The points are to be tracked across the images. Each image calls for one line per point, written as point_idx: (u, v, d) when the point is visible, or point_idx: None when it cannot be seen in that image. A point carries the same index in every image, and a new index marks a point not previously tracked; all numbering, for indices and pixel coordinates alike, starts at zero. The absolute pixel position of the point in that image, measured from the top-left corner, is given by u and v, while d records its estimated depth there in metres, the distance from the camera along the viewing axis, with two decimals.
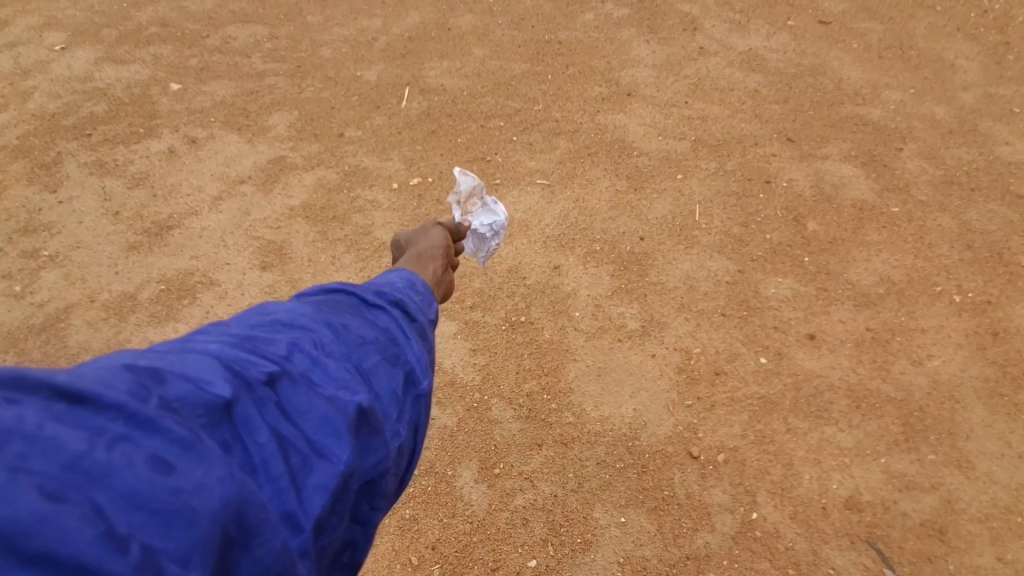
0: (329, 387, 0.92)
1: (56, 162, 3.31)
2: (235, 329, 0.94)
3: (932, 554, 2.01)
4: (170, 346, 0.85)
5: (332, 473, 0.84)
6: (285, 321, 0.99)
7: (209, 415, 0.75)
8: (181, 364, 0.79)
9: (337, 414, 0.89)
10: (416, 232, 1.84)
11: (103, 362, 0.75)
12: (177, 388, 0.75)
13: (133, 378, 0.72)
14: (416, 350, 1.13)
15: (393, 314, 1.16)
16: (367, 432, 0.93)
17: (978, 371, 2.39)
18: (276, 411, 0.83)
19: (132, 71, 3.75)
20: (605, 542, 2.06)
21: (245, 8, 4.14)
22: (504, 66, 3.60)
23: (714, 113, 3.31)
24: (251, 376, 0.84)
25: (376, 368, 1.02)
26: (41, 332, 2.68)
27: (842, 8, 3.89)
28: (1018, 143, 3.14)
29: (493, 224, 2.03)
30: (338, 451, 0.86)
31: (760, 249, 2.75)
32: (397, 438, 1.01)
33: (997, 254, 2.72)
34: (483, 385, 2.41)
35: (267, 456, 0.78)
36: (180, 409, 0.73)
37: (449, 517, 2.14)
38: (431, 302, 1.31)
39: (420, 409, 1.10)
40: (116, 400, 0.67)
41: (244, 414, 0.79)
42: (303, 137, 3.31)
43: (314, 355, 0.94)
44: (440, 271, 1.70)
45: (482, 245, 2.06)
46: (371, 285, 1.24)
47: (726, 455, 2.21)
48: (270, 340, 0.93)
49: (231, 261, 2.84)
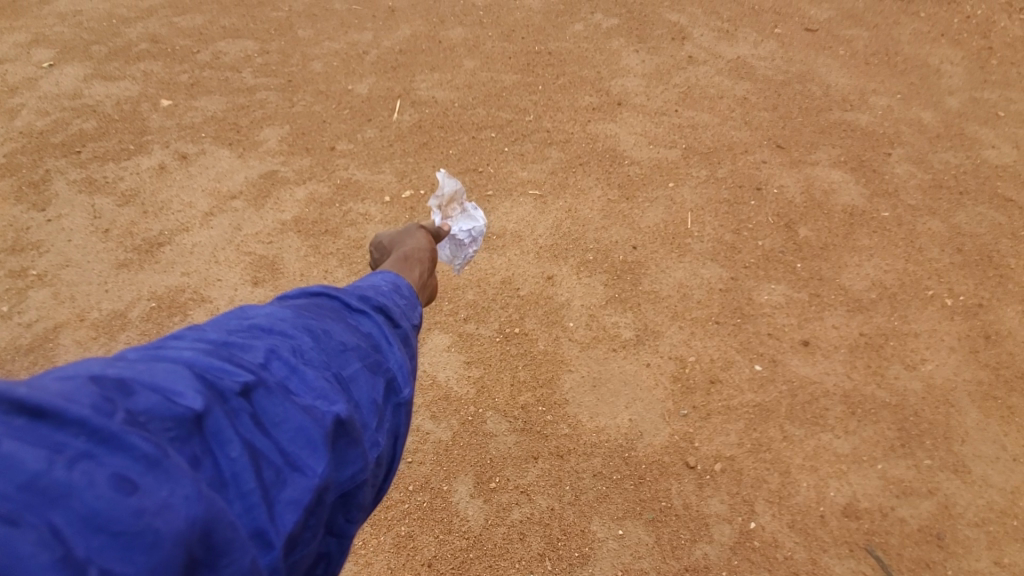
0: (306, 396, 0.91)
1: (44, 180, 3.29)
2: (211, 334, 0.93)
3: (930, 560, 2.00)
4: (143, 353, 0.84)
5: (306, 487, 0.83)
6: (264, 326, 0.99)
7: (179, 428, 0.74)
8: (152, 373, 0.78)
9: (314, 425, 0.88)
10: (399, 234, 1.84)
11: (69, 372, 0.74)
12: (145, 400, 0.73)
13: (99, 392, 0.70)
14: (397, 357, 1.13)
15: (376, 320, 1.16)
16: (344, 443, 0.93)
17: (971, 374, 2.40)
18: (251, 422, 0.82)
19: (121, 88, 3.74)
20: (603, 555, 2.05)
21: (235, 23, 4.14)
22: (494, 78, 3.61)
23: (704, 121, 3.32)
24: (225, 385, 0.82)
25: (356, 376, 1.02)
26: (29, 353, 2.66)
27: (828, 16, 3.92)
28: (1004, 146, 3.17)
29: (472, 230, 2.03)
30: (313, 464, 0.85)
31: (752, 256, 2.75)
32: (375, 448, 1.01)
33: (987, 256, 2.73)
34: (477, 398, 2.40)
35: (238, 470, 0.77)
36: (148, 422, 0.71)
37: (445, 534, 2.12)
38: (415, 307, 1.32)
39: (399, 417, 1.10)
40: (80, 414, 0.65)
41: (216, 426, 0.78)
42: (294, 151, 3.30)
43: (292, 363, 0.94)
44: (426, 275, 1.69)
45: (457, 253, 2.06)
46: (354, 288, 1.24)
47: (722, 463, 2.20)
48: (248, 347, 0.92)
49: (222, 278, 2.83)
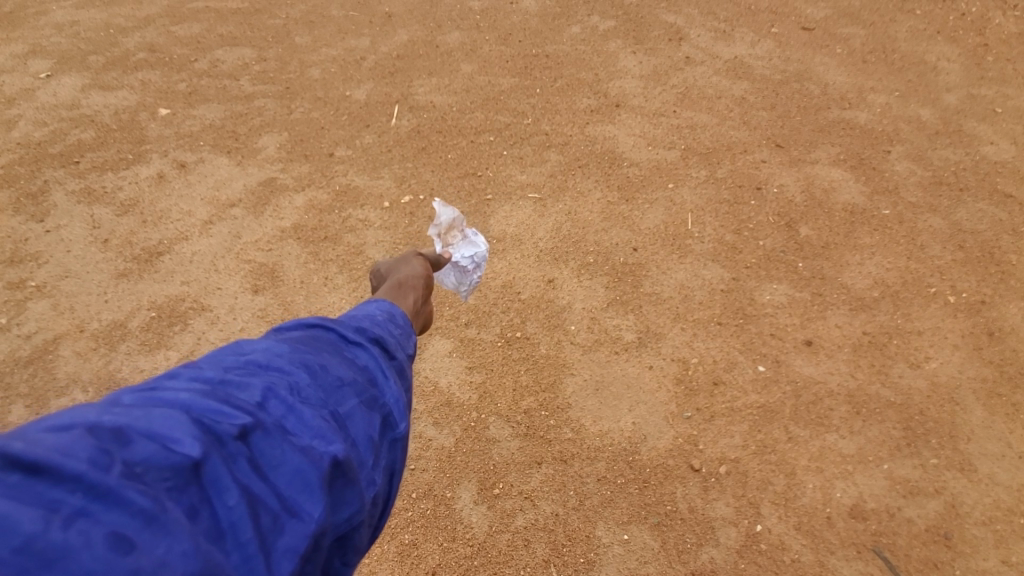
0: (303, 436, 0.90)
1: (42, 191, 3.29)
2: (208, 372, 0.92)
3: (938, 561, 1.99)
4: (138, 395, 0.83)
5: (302, 534, 0.82)
6: (260, 363, 0.98)
7: (176, 477, 0.73)
8: (148, 420, 0.77)
9: (311, 467, 0.87)
10: (395, 262, 1.84)
11: (64, 420, 0.73)
12: (142, 450, 0.72)
13: (96, 443, 0.69)
14: (393, 391, 1.13)
15: (372, 353, 1.16)
16: (341, 484, 0.92)
17: (975, 372, 2.38)
18: (248, 466, 0.81)
19: (119, 97, 3.74)
20: (608, 560, 2.03)
21: (233, 31, 4.14)
22: (492, 81, 3.60)
23: (702, 121, 3.32)
24: (222, 429, 0.81)
25: (352, 413, 1.01)
26: (28, 365, 2.65)
27: (825, 14, 3.92)
28: (1002, 142, 3.16)
29: (475, 256, 2.01)
30: (310, 509, 0.84)
31: (753, 256, 2.74)
32: (372, 487, 1.00)
33: (989, 253, 2.72)
34: (480, 404, 2.39)
35: (235, 519, 0.76)
36: (146, 473, 0.71)
37: (449, 541, 2.11)
38: (409, 336, 1.33)
39: (396, 452, 1.09)
40: (76, 470, 0.64)
41: (213, 474, 0.77)
42: (293, 158, 3.29)
43: (290, 402, 0.93)
44: (419, 302, 1.68)
45: (463, 279, 2.04)
46: (350, 319, 1.24)
47: (727, 466, 2.19)
48: (244, 385, 0.91)
49: (222, 286, 2.82)
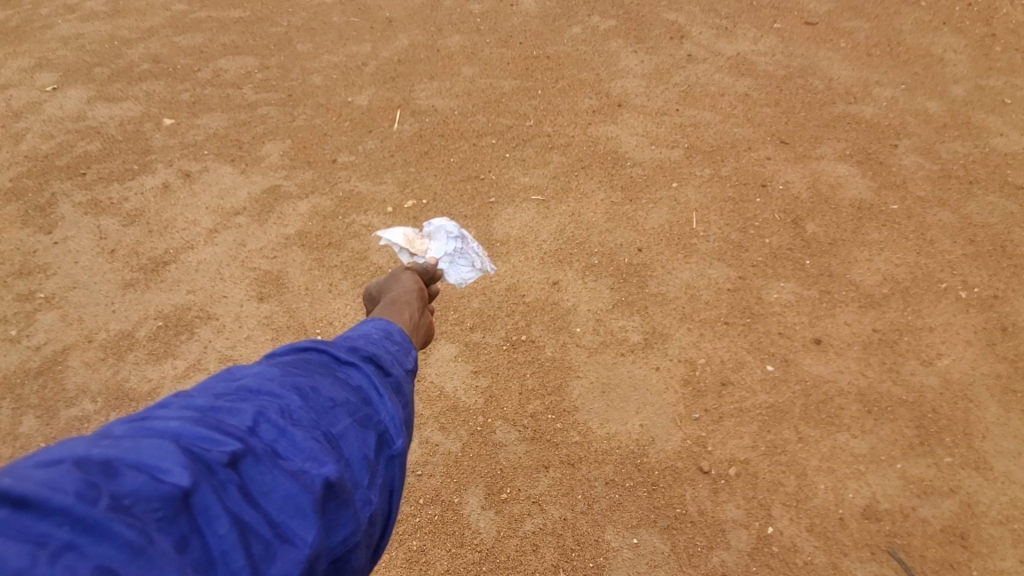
0: (295, 460, 0.88)
1: (50, 203, 3.29)
2: (198, 400, 0.90)
3: (955, 562, 1.95)
4: (128, 426, 0.81)
5: (296, 559, 0.80)
6: (252, 387, 0.96)
7: (165, 508, 0.71)
8: (137, 451, 0.75)
9: (303, 492, 0.85)
10: (387, 279, 1.83)
11: (52, 455, 0.71)
12: (130, 482, 0.71)
13: (83, 477, 0.68)
14: (388, 408, 1.11)
15: (366, 371, 1.14)
16: (335, 506, 0.90)
17: (989, 368, 2.34)
18: (238, 494, 0.79)
19: (124, 108, 3.75)
20: (617, 565, 2.01)
21: (235, 40, 4.15)
22: (493, 84, 3.59)
23: (706, 120, 3.29)
24: (212, 457, 0.80)
25: (346, 433, 1.00)
26: (37, 376, 2.65)
27: (828, 8, 3.88)
28: (1012, 133, 3.11)
29: (451, 234, 1.92)
30: (303, 533, 0.82)
31: (760, 255, 2.71)
32: (368, 507, 0.98)
33: (1000, 246, 2.68)
34: (486, 408, 2.37)
35: (226, 547, 0.74)
36: (134, 505, 0.69)
37: (457, 547, 2.09)
38: (408, 352, 1.32)
39: (393, 470, 1.07)
40: (63, 504, 0.63)
41: (203, 503, 0.75)
42: (296, 166, 3.29)
43: (281, 425, 0.92)
44: (416, 315, 1.67)
45: (470, 259, 1.94)
46: (345, 339, 1.23)
47: (737, 468, 2.16)
48: (235, 411, 0.90)
49: (228, 294, 2.82)
